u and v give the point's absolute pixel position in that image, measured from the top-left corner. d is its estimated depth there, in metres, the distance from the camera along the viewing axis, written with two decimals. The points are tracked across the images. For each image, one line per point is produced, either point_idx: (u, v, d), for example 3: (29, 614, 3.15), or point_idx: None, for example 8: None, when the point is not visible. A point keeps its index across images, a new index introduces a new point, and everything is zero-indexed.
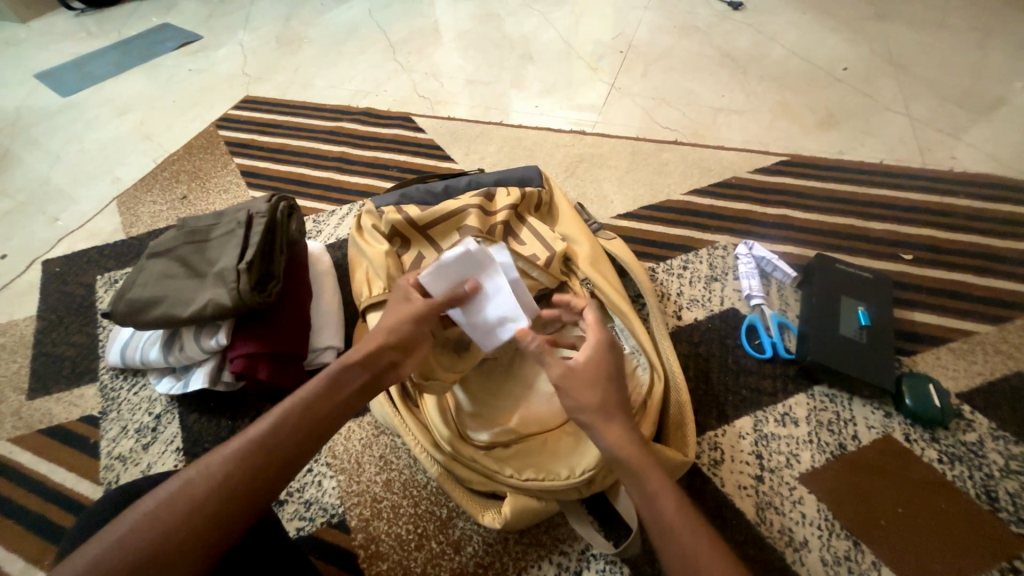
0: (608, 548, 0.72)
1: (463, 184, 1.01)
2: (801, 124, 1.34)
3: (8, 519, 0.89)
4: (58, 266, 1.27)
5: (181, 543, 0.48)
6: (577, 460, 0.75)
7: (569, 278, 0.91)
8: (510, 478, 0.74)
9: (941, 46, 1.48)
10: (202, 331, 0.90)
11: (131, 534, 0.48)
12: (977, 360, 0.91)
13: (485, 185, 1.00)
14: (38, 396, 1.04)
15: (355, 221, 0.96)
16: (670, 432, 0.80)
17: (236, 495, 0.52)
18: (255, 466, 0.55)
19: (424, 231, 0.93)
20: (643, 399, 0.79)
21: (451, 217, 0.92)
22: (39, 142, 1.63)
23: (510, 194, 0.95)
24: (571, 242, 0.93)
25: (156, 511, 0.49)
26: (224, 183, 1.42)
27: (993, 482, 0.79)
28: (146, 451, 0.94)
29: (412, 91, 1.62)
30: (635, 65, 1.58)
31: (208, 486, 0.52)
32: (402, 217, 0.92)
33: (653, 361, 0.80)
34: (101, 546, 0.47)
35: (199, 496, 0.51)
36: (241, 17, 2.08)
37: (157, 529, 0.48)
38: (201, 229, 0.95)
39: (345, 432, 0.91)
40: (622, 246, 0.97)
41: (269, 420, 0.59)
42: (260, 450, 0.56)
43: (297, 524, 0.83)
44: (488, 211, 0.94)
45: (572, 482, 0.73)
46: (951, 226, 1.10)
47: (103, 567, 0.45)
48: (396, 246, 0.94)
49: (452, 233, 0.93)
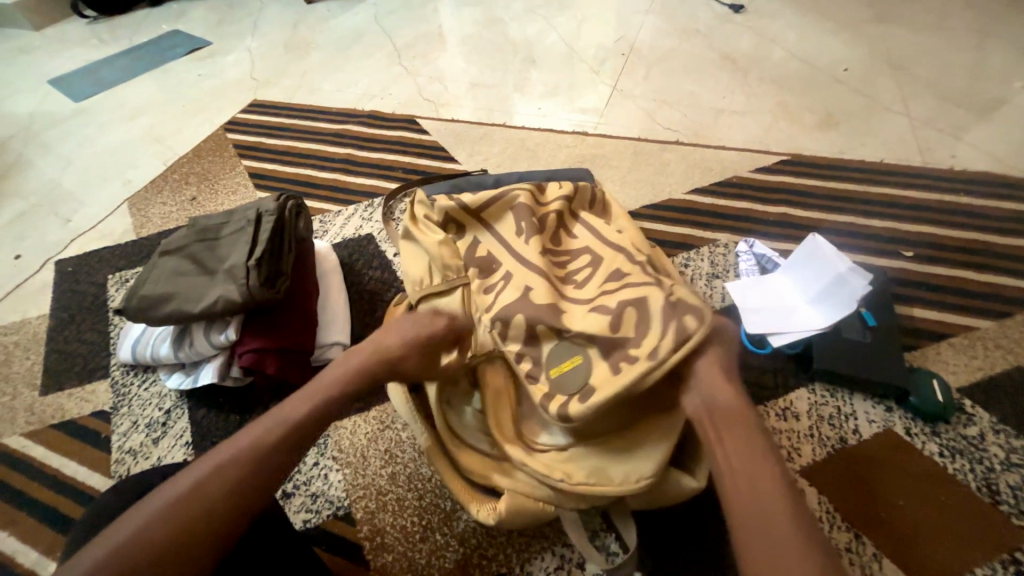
0: (601, 565, 0.72)
1: (512, 179, 1.01)
2: (800, 124, 1.36)
3: (21, 511, 0.91)
4: (70, 266, 1.30)
5: (191, 534, 0.49)
6: (633, 466, 0.68)
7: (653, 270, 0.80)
8: (560, 481, 0.69)
9: (940, 47, 1.50)
10: (212, 327, 0.92)
11: (143, 532, 0.48)
12: (977, 355, 0.92)
13: (535, 182, 1.00)
14: (51, 391, 1.06)
15: (407, 209, 0.95)
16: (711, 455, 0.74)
17: (230, 501, 0.51)
18: (246, 473, 0.53)
19: (479, 216, 0.90)
20: None
21: (502, 202, 0.90)
22: (52, 146, 1.67)
23: (562, 188, 0.93)
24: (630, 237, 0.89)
25: (150, 524, 0.48)
26: (232, 185, 1.45)
27: (994, 475, 0.80)
28: (157, 446, 0.95)
29: (417, 94, 1.65)
30: (637, 67, 1.60)
31: (200, 492, 0.51)
32: (457, 203, 0.90)
33: None
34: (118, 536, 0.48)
35: (195, 501, 0.50)
36: (250, 24, 2.12)
37: (151, 540, 0.48)
38: (211, 228, 0.98)
39: (351, 426, 0.93)
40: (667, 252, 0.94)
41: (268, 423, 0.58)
42: (253, 454, 0.55)
43: (304, 516, 0.85)
44: (540, 202, 0.91)
45: (626, 488, 0.67)
46: (951, 222, 1.11)
47: (123, 556, 0.46)
48: (450, 233, 0.91)
49: (503, 215, 0.89)
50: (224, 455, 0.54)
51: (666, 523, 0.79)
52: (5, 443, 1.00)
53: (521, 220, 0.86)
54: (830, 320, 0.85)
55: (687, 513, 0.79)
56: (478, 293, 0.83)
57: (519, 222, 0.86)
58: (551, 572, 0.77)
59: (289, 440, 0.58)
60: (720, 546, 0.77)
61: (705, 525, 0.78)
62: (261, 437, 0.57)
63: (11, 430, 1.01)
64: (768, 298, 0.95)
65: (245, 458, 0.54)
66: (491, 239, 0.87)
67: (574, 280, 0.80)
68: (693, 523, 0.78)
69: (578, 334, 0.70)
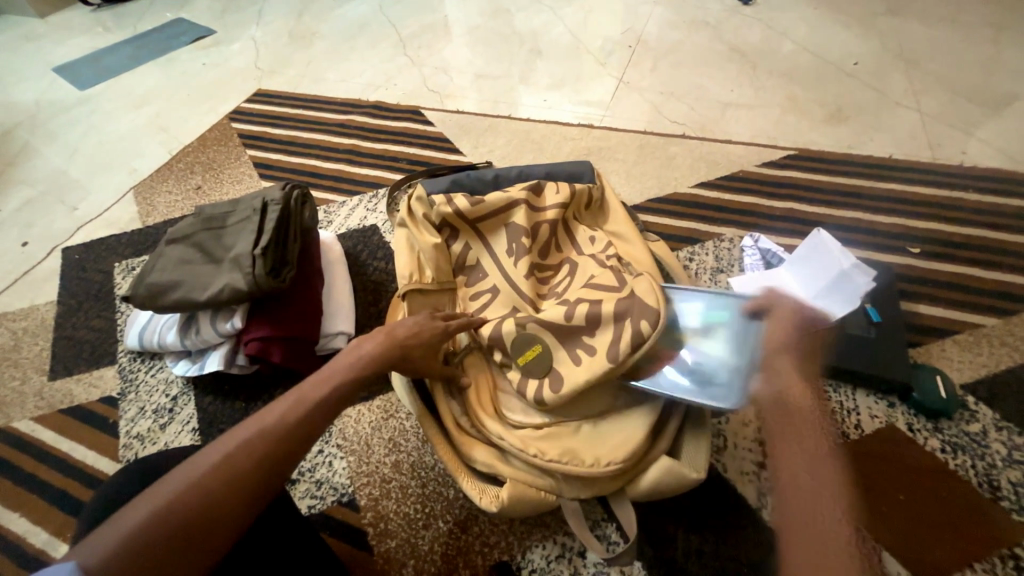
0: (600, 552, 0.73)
1: (513, 174, 0.99)
2: (809, 119, 1.34)
3: (31, 493, 0.93)
4: (77, 253, 1.30)
5: (228, 502, 0.49)
6: (605, 450, 0.74)
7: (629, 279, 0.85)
8: (535, 458, 0.74)
9: (952, 41, 1.48)
10: (218, 315, 0.93)
11: (182, 498, 0.48)
12: (982, 352, 0.91)
13: (536, 178, 0.98)
14: (59, 377, 1.07)
15: (405, 208, 0.94)
16: (684, 446, 0.77)
17: (260, 475, 0.52)
18: (274, 449, 0.54)
19: (473, 223, 0.92)
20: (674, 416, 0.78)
21: (495, 214, 0.92)
22: (58, 135, 1.67)
23: (559, 192, 0.94)
24: (620, 241, 0.92)
25: (175, 498, 0.48)
26: (238, 174, 1.45)
27: (995, 472, 0.80)
28: (164, 431, 0.97)
29: (422, 85, 1.64)
30: (644, 59, 1.59)
31: (236, 463, 0.51)
32: (452, 210, 0.91)
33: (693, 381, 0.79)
34: (157, 503, 0.48)
35: (224, 477, 0.50)
36: (254, 12, 2.11)
37: (176, 516, 0.47)
38: (218, 216, 0.98)
39: (355, 415, 0.93)
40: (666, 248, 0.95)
41: (296, 398, 0.59)
42: (278, 432, 0.55)
43: (308, 502, 0.86)
44: (535, 207, 0.93)
45: (596, 471, 0.72)
46: (960, 219, 1.10)
47: (162, 522, 0.46)
48: (445, 237, 0.93)
49: (498, 229, 0.92)
50: (251, 432, 0.54)
51: (667, 514, 0.80)
52: (15, 427, 1.01)
53: (511, 236, 0.91)
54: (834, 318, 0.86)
55: (688, 504, 0.80)
56: (462, 300, 0.91)
57: (511, 242, 0.90)
58: (552, 560, 0.78)
59: (314, 419, 0.58)
60: (721, 538, 0.77)
61: (705, 517, 0.79)
62: (285, 414, 0.57)
63: (21, 414, 1.03)
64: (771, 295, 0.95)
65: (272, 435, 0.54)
66: (483, 248, 0.92)
67: (555, 291, 0.88)
68: (694, 515, 0.79)
69: (539, 323, 0.79)
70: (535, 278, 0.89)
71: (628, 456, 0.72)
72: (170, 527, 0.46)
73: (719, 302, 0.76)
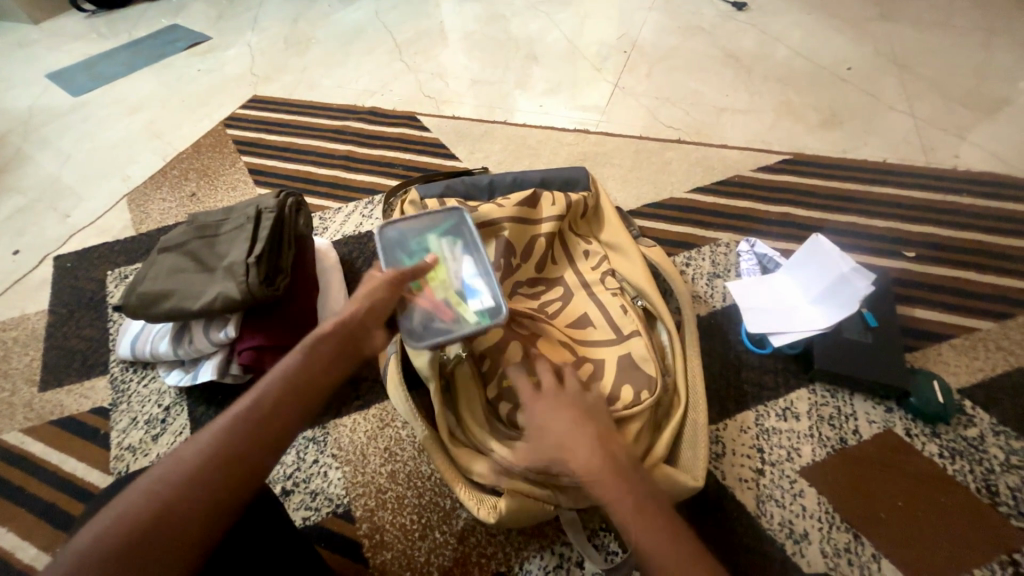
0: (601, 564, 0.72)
1: (508, 180, 0.99)
2: (804, 123, 1.35)
3: (20, 506, 0.91)
4: (69, 261, 1.29)
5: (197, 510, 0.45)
6: None
7: (623, 296, 0.88)
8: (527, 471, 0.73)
9: (944, 46, 1.49)
10: (212, 324, 0.92)
11: (146, 504, 0.44)
12: (978, 357, 0.91)
13: (531, 183, 0.99)
14: (50, 388, 1.06)
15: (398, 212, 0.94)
16: (679, 454, 0.78)
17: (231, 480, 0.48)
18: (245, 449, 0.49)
19: None
20: (662, 420, 0.79)
21: (487, 225, 0.91)
22: (51, 141, 1.66)
23: (555, 204, 0.94)
24: (615, 252, 0.93)
25: (138, 508, 0.44)
26: (232, 181, 1.44)
27: (993, 476, 0.80)
28: (156, 442, 0.95)
29: (418, 91, 1.64)
30: (639, 65, 1.59)
31: (202, 467, 0.47)
32: None
33: (681, 391, 0.80)
34: (121, 510, 0.44)
35: (196, 483, 0.46)
36: (250, 19, 2.10)
37: (130, 529, 0.43)
38: (211, 224, 0.97)
39: (350, 424, 0.93)
40: (661, 253, 0.94)
41: (256, 392, 0.54)
42: (242, 432, 0.50)
43: (303, 513, 0.84)
44: (532, 217, 0.93)
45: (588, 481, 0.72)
46: (953, 223, 1.11)
47: (123, 531, 0.43)
48: None
49: (488, 240, 0.92)
50: (217, 432, 0.50)
51: None
52: (4, 439, 1.00)
53: (500, 249, 0.90)
54: (833, 320, 0.85)
55: (686, 513, 0.80)
56: None
57: (500, 256, 0.90)
58: (550, 571, 0.77)
59: (285, 415, 0.53)
60: (721, 546, 0.77)
61: (705, 526, 0.78)
62: (249, 412, 0.52)
63: (11, 426, 1.01)
64: (788, 313, 0.92)
65: (233, 437, 0.50)
66: None
67: (546, 311, 0.88)
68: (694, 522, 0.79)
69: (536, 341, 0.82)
70: (520, 294, 0.90)
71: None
72: (130, 536, 0.43)
73: (416, 241, 0.80)
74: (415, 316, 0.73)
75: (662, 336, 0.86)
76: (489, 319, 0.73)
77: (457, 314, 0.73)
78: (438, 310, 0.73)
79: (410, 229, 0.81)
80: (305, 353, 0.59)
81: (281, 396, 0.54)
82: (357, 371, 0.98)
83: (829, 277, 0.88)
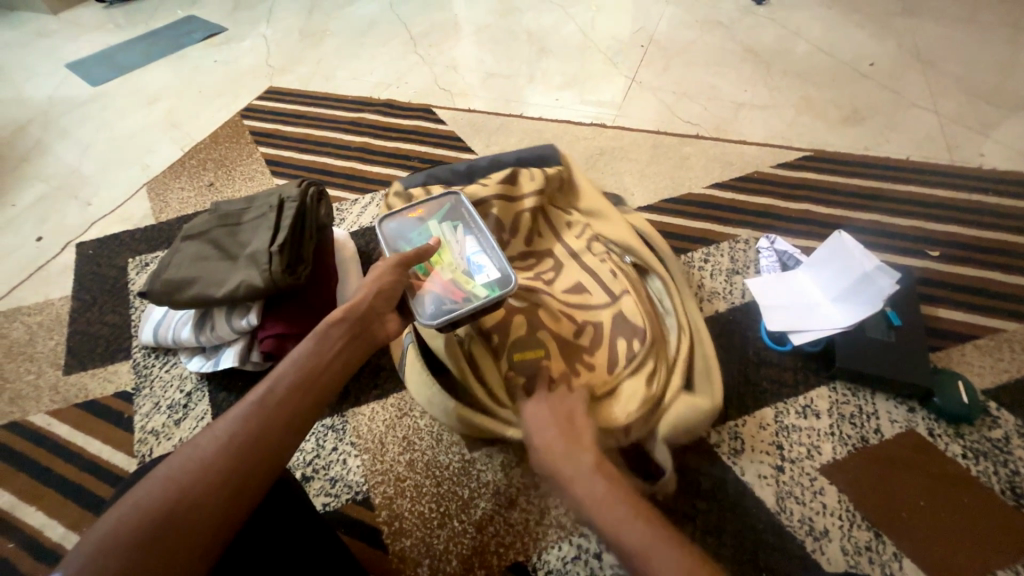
0: None
1: (484, 161, 1.00)
2: (825, 119, 1.33)
3: (48, 486, 0.93)
4: (91, 248, 1.31)
5: (218, 496, 0.45)
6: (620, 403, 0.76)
7: (611, 257, 0.90)
8: None
9: (970, 41, 1.46)
10: (234, 311, 0.93)
11: (165, 492, 0.44)
12: (1003, 358, 0.90)
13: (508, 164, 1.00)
14: (74, 371, 1.08)
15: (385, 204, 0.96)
16: (696, 382, 0.80)
17: (250, 467, 0.48)
18: (263, 437, 0.49)
19: None
20: (674, 356, 0.81)
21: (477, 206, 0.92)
22: (72, 130, 1.68)
23: (533, 177, 0.95)
24: (596, 218, 0.95)
25: (157, 497, 0.44)
26: (250, 172, 1.45)
27: (1019, 479, 0.79)
28: (178, 427, 0.97)
29: (433, 84, 1.64)
30: (656, 59, 1.58)
31: (220, 455, 0.47)
32: None
33: (683, 325, 0.82)
34: (140, 499, 0.44)
35: (213, 471, 0.46)
36: (265, 10, 2.11)
37: (150, 518, 0.43)
38: (233, 213, 0.98)
39: (369, 413, 0.93)
40: (641, 219, 0.96)
41: (270, 380, 0.53)
42: (259, 421, 0.50)
43: (323, 499, 0.86)
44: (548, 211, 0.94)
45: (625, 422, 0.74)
46: (978, 223, 1.09)
47: (143, 519, 0.42)
48: None
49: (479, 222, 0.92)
50: (232, 422, 0.49)
51: (684, 514, 0.79)
52: (30, 420, 1.02)
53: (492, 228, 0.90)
54: (851, 318, 0.85)
55: (705, 507, 0.80)
56: None
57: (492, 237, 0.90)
58: (568, 561, 0.77)
59: (301, 403, 0.53)
60: (738, 541, 0.77)
61: (723, 520, 0.78)
62: (265, 400, 0.52)
63: (37, 408, 1.03)
64: (806, 312, 0.91)
65: (247, 421, 0.50)
66: None
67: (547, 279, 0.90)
68: (712, 516, 0.79)
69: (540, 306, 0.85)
70: (516, 267, 0.91)
71: (645, 401, 0.75)
72: (151, 524, 0.42)
73: (417, 228, 0.81)
74: (425, 296, 0.73)
75: (652, 281, 0.89)
76: (499, 292, 0.74)
77: (466, 291, 0.74)
78: (447, 290, 0.74)
79: (410, 219, 0.82)
80: (319, 341, 0.59)
81: (294, 385, 0.54)
82: (375, 362, 0.99)
83: (847, 277, 0.87)
